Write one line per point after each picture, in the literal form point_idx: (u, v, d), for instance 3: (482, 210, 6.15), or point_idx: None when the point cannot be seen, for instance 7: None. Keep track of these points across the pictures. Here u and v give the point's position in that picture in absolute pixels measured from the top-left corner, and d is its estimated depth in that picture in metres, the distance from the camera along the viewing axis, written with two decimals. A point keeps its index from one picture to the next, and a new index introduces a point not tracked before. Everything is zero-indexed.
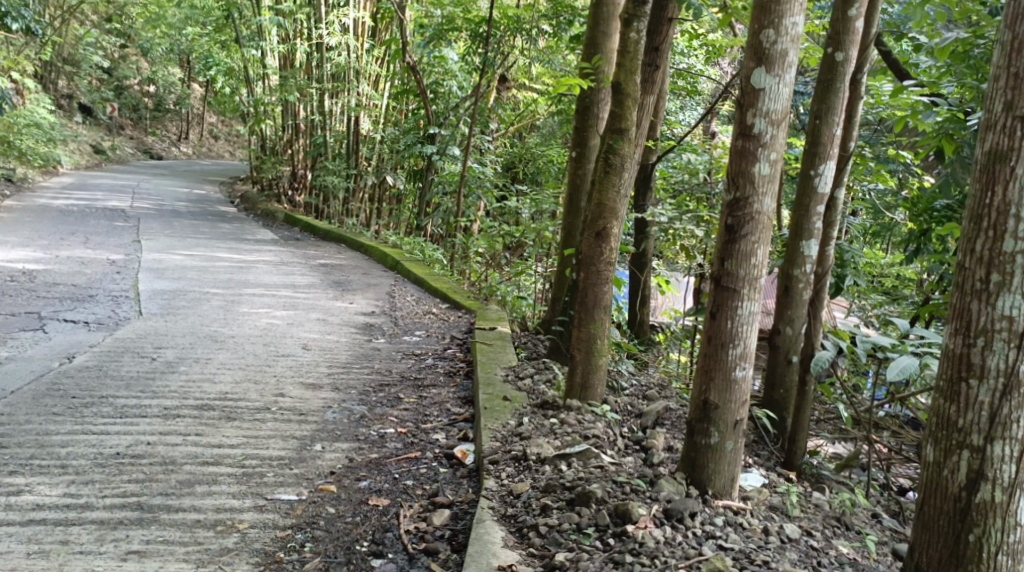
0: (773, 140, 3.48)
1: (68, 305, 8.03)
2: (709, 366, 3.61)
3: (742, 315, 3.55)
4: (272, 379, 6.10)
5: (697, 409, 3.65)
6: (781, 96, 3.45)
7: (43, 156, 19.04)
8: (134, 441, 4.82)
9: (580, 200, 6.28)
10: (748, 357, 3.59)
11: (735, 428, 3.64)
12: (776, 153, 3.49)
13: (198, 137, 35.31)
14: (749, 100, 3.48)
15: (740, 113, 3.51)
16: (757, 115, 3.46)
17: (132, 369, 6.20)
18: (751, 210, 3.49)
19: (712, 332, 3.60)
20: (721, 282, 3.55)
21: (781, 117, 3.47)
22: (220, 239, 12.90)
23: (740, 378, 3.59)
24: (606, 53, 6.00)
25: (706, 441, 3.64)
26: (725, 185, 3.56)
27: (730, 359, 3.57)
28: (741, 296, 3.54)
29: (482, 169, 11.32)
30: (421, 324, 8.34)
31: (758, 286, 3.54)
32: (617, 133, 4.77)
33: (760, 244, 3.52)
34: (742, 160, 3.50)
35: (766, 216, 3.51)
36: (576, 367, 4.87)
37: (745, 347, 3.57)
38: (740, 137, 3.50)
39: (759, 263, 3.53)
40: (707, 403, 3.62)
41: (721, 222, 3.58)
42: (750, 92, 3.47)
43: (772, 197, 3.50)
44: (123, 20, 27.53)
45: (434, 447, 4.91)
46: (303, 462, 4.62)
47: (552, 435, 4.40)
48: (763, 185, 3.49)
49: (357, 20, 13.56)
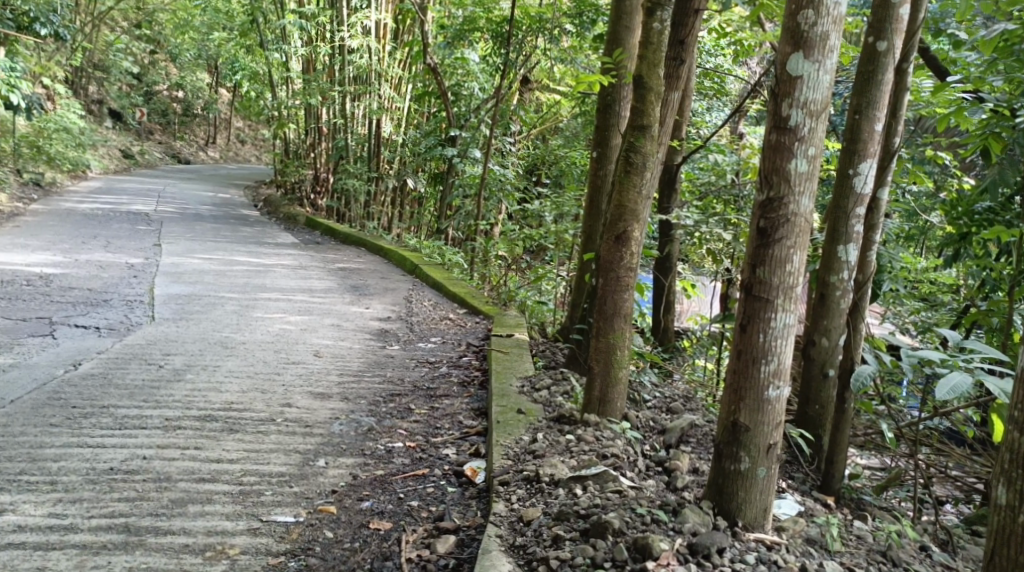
0: (811, 134, 3.16)
1: (80, 309, 7.85)
2: (738, 384, 3.29)
3: (776, 327, 3.23)
4: (279, 388, 5.83)
5: (725, 431, 3.34)
6: (820, 85, 3.14)
7: (72, 160, 19.04)
8: (130, 455, 4.49)
9: (601, 202, 5.98)
10: (782, 374, 3.28)
11: (769, 452, 3.32)
12: (815, 148, 3.18)
13: (225, 141, 35.29)
14: (784, 89, 3.17)
15: (774, 103, 3.20)
16: (793, 106, 3.15)
17: (137, 377, 5.91)
18: (786, 212, 3.19)
19: (742, 346, 3.29)
20: (752, 292, 3.24)
21: (820, 108, 3.15)
22: (240, 243, 12.71)
23: (773, 398, 3.28)
24: (629, 47, 5.69)
25: (735, 467, 3.34)
26: (758, 184, 3.25)
27: (762, 377, 3.26)
28: (775, 307, 3.23)
29: (503, 171, 11.01)
30: (436, 330, 8.07)
31: (793, 296, 3.23)
32: (638, 130, 4.45)
33: (797, 249, 3.21)
34: (776, 156, 3.19)
35: (803, 218, 3.20)
36: (594, 380, 4.56)
37: (779, 363, 3.26)
38: (774, 129, 3.19)
39: (794, 269, 3.22)
40: (736, 425, 3.31)
41: (752, 225, 3.27)
42: (786, 80, 3.16)
43: (810, 197, 3.20)
44: (152, 25, 27.58)
45: (443, 463, 4.64)
46: (304, 479, 4.35)
47: (568, 453, 4.10)
48: (800, 182, 3.18)
49: (380, 22, 13.33)
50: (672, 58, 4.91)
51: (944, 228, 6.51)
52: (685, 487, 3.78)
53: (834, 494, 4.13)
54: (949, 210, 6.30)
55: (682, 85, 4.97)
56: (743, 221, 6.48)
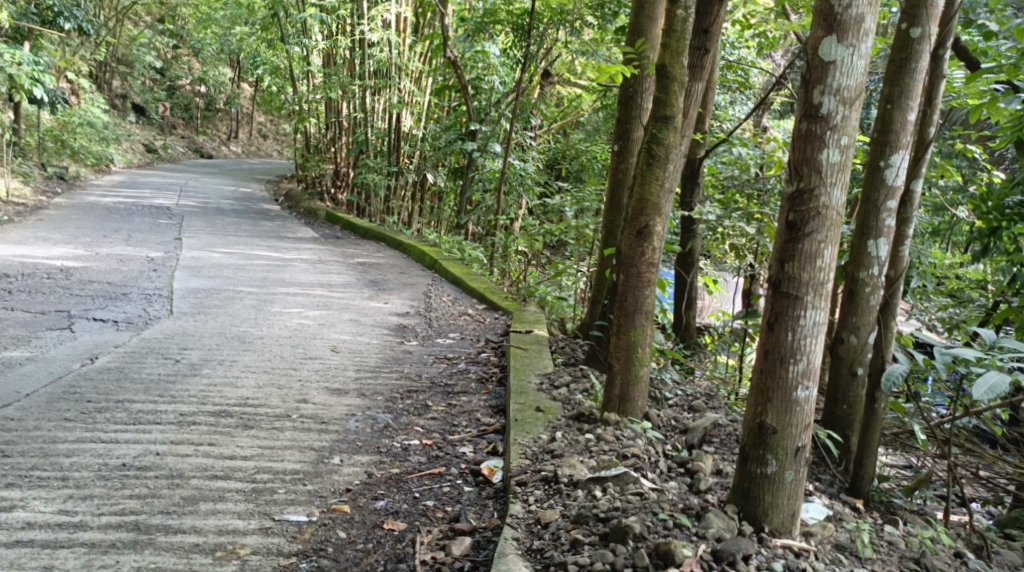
0: (844, 122, 3.03)
1: (99, 302, 7.82)
2: (765, 385, 3.17)
3: (805, 325, 3.11)
4: (295, 383, 5.76)
5: (751, 433, 3.23)
6: (855, 70, 3.02)
7: (95, 155, 19.10)
8: (143, 451, 4.42)
9: (622, 196, 5.87)
10: (811, 375, 3.16)
11: (797, 456, 3.21)
12: (848, 137, 3.05)
13: (247, 136, 35.33)
14: (816, 75, 3.04)
15: (805, 91, 3.07)
16: (826, 93, 3.03)
17: (153, 371, 5.85)
18: (817, 204, 3.07)
19: (769, 345, 3.17)
20: (781, 288, 3.12)
21: (854, 95, 3.03)
22: (260, 237, 12.66)
23: (802, 399, 3.16)
24: (652, 38, 5.58)
25: (762, 471, 3.22)
26: (787, 175, 3.13)
27: (790, 377, 3.14)
28: (804, 304, 3.11)
29: (523, 166, 10.91)
30: (455, 326, 7.97)
31: (823, 292, 3.11)
32: (661, 121, 4.33)
33: (828, 243, 3.09)
34: (807, 146, 3.06)
35: (834, 211, 3.07)
36: (614, 378, 4.45)
37: (808, 363, 3.14)
38: (805, 118, 3.07)
39: (825, 265, 3.10)
40: (763, 427, 3.19)
41: (781, 219, 3.15)
42: (818, 66, 3.03)
43: (842, 189, 3.07)
44: (174, 20, 27.60)
45: (460, 462, 4.54)
46: (317, 477, 4.27)
47: (588, 454, 4.00)
48: (832, 174, 3.06)
49: (400, 16, 13.24)
50: (696, 47, 4.84)
51: (974, 224, 6.37)
52: (709, 490, 3.66)
53: (863, 497, 4.00)
54: (978, 204, 6.15)
55: (706, 77, 4.86)
56: (767, 215, 6.36)
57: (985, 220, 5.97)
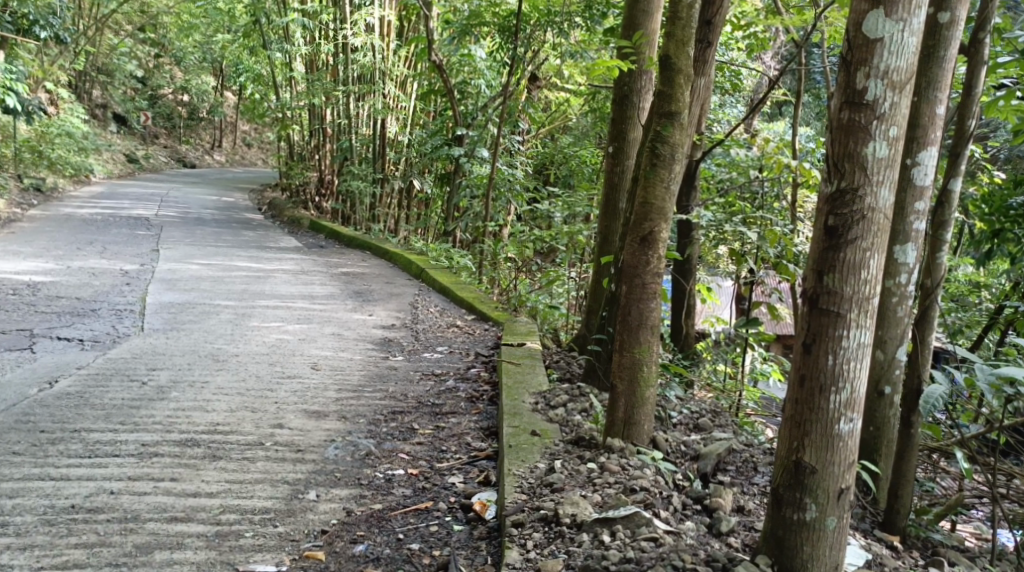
0: (893, 111, 2.66)
1: (65, 320, 7.37)
2: (802, 416, 2.80)
3: (849, 347, 2.74)
4: (271, 406, 5.33)
5: (786, 472, 2.85)
6: (906, 50, 2.65)
7: (75, 165, 18.58)
8: (96, 489, 3.99)
9: (619, 201, 5.54)
10: (856, 405, 2.78)
11: (840, 498, 2.83)
12: (897, 127, 2.68)
13: (231, 145, 34.77)
14: (860, 55, 2.68)
15: (846, 74, 2.71)
16: (871, 75, 2.66)
17: (118, 395, 5.42)
18: (861, 207, 2.69)
19: (807, 370, 2.79)
20: (819, 305, 2.75)
21: (903, 79, 2.66)
22: (241, 248, 12.21)
23: (845, 433, 2.78)
24: (649, 30, 5.21)
25: (799, 516, 2.84)
26: (825, 173, 2.75)
27: (831, 408, 2.77)
28: (846, 322, 2.74)
29: (511, 171, 10.50)
30: (444, 339, 7.55)
31: (868, 309, 2.74)
32: (666, 117, 3.94)
33: (874, 251, 2.71)
34: (849, 139, 2.69)
35: (882, 214, 2.70)
36: (617, 400, 4.05)
37: (852, 392, 2.77)
38: (847, 105, 2.70)
39: (871, 276, 2.72)
40: (801, 465, 2.82)
41: (818, 224, 2.78)
42: (861, 45, 2.67)
43: (891, 188, 2.70)
44: (156, 29, 27.11)
45: (449, 495, 4.13)
46: (290, 516, 3.86)
47: (591, 487, 3.61)
48: (879, 171, 2.69)
49: (383, 20, 12.84)
50: (699, 40, 4.84)
51: (976, 224, 6.01)
52: (731, 532, 3.31)
53: (899, 533, 3.70)
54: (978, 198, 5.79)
55: (709, 71, 4.89)
56: (767, 220, 5.99)
57: (988, 222, 5.65)
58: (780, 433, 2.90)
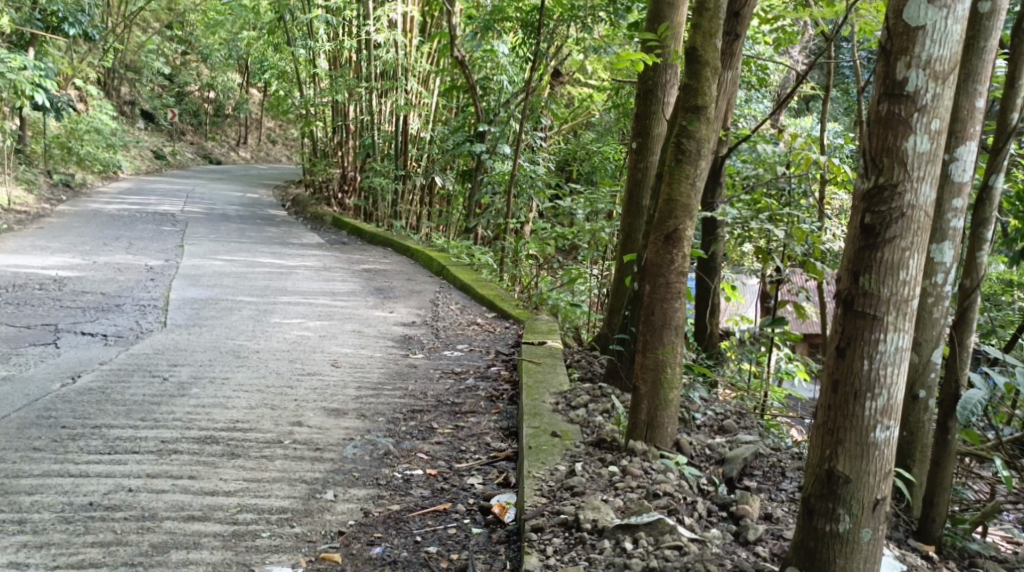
0: (935, 102, 2.55)
1: (89, 315, 7.35)
2: (835, 424, 2.70)
3: (885, 352, 2.63)
4: (291, 404, 5.27)
5: (818, 482, 2.75)
6: (949, 38, 2.53)
7: (103, 161, 18.70)
8: (114, 487, 3.94)
9: (643, 197, 5.46)
10: (892, 412, 2.67)
11: (875, 510, 2.72)
12: (939, 120, 2.56)
13: (256, 142, 34.90)
14: (900, 44, 2.57)
15: (886, 64, 2.60)
16: (912, 65, 2.55)
17: (138, 391, 5.36)
18: (900, 204, 2.58)
19: (840, 375, 2.68)
20: (854, 307, 2.64)
21: (946, 69, 2.54)
22: (264, 244, 12.19)
23: (881, 442, 2.67)
24: (674, 23, 5.12)
25: (832, 528, 2.74)
26: (862, 168, 2.65)
27: (867, 415, 2.66)
28: (883, 326, 2.63)
29: (533, 168, 10.40)
30: (464, 337, 7.47)
31: (906, 311, 2.62)
32: (692, 111, 3.83)
33: (914, 251, 2.60)
34: (887, 132, 2.58)
35: (923, 212, 2.59)
36: (640, 402, 3.95)
37: (889, 399, 2.66)
38: (885, 97, 2.59)
39: (910, 277, 2.60)
40: (833, 475, 2.72)
41: (855, 221, 2.67)
42: (902, 33, 2.56)
43: (932, 184, 2.59)
44: (183, 27, 27.24)
45: (468, 496, 4.05)
46: (307, 516, 3.79)
47: (613, 491, 3.51)
48: (921, 166, 2.57)
49: (407, 16, 12.77)
50: (727, 33, 4.76)
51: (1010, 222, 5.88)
52: (758, 540, 3.21)
53: (934, 542, 3.58)
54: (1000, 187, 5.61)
55: (738, 64, 4.82)
56: (793, 217, 5.87)
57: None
58: (812, 441, 2.80)
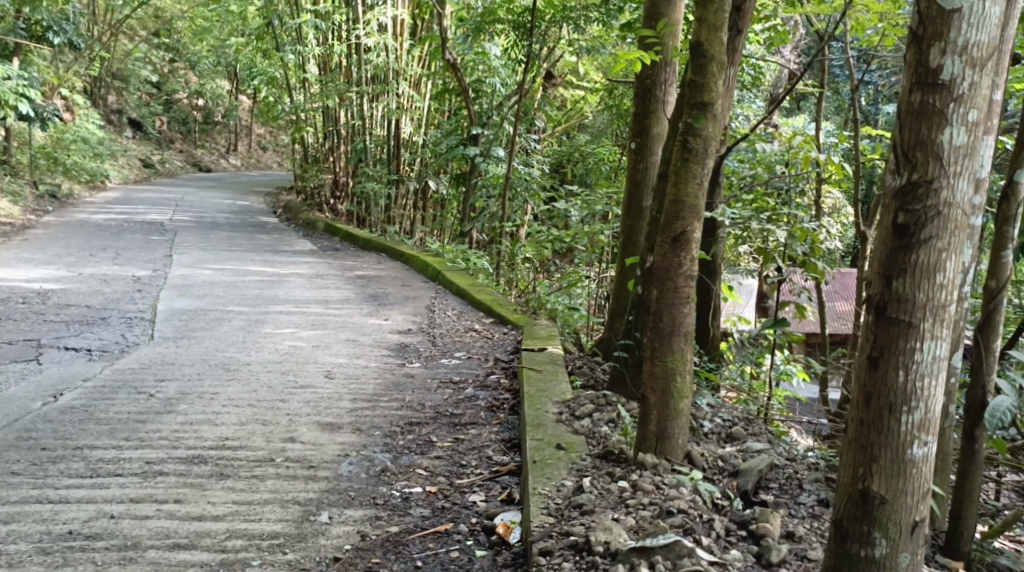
0: (972, 92, 2.41)
1: (74, 329, 7.16)
2: (869, 440, 2.57)
3: (922, 361, 2.50)
4: (283, 419, 5.08)
5: (851, 502, 2.64)
6: (985, 23, 2.40)
7: (91, 170, 18.47)
8: (95, 514, 3.75)
9: (644, 198, 5.30)
10: (929, 427, 2.55)
11: (913, 531, 2.62)
12: (977, 111, 2.42)
13: (247, 148, 34.69)
14: (934, 29, 2.43)
15: (918, 50, 2.45)
16: (947, 51, 2.40)
17: (124, 408, 5.17)
18: (936, 201, 2.44)
19: (873, 388, 2.56)
20: (887, 313, 2.51)
21: (983, 55, 2.40)
22: (255, 252, 12.01)
23: (918, 459, 2.56)
24: (673, 18, 4.98)
25: (867, 551, 2.63)
26: (893, 162, 2.51)
27: (903, 430, 2.53)
28: (919, 333, 2.49)
29: (528, 170, 10.21)
30: (461, 344, 7.29)
31: (944, 318, 2.49)
32: (698, 108, 3.66)
33: (951, 252, 2.46)
34: (922, 124, 2.44)
35: (960, 210, 2.45)
36: (649, 413, 3.78)
37: (926, 412, 2.53)
38: (918, 86, 2.45)
39: (947, 281, 2.47)
40: (868, 494, 2.60)
41: (886, 221, 2.54)
42: (934, 16, 2.42)
43: (969, 179, 2.45)
44: (170, 34, 27.03)
45: (470, 515, 3.87)
46: (300, 541, 3.61)
47: (624, 509, 3.36)
48: (956, 160, 2.43)
49: (396, 19, 12.58)
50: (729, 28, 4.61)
51: None
52: (782, 562, 3.06)
53: (963, 558, 3.42)
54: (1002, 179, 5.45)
55: (740, 58, 4.66)
56: (795, 216, 5.71)
57: None
58: (843, 457, 2.68)
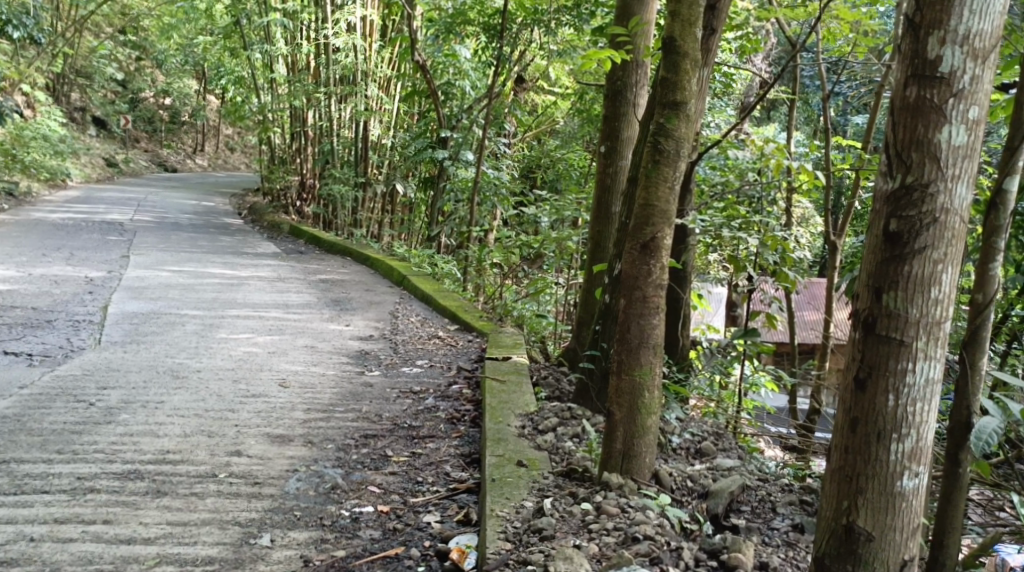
0: (972, 86, 2.32)
1: (16, 332, 6.82)
2: (856, 469, 2.46)
3: (913, 383, 2.39)
4: (230, 430, 4.81)
5: (834, 538, 2.51)
6: (989, 12, 2.31)
7: (50, 168, 17.97)
8: (13, 536, 3.46)
9: (613, 203, 5.10)
10: (920, 457, 2.43)
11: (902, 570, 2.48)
12: (976, 108, 2.33)
13: (214, 149, 34.20)
14: (931, 18, 2.34)
15: (914, 42, 2.37)
16: (946, 42, 2.32)
17: (60, 418, 4.88)
18: (931, 206, 2.34)
19: (861, 412, 2.44)
20: (877, 330, 2.40)
21: (983, 48, 2.32)
22: (216, 254, 11.67)
23: (908, 491, 2.44)
24: (645, 18, 4.78)
25: None
26: (885, 163, 2.41)
27: (892, 459, 2.42)
28: (911, 352, 2.38)
29: (497, 175, 9.97)
30: (424, 351, 7.04)
31: (937, 335, 2.38)
32: (670, 108, 3.45)
33: (946, 263, 2.36)
34: (918, 121, 2.35)
35: (957, 218, 2.35)
36: (614, 430, 3.56)
37: (917, 441, 2.42)
38: (914, 80, 2.36)
39: (941, 296, 2.36)
40: (853, 530, 2.47)
41: (877, 228, 2.43)
42: (933, 4, 2.33)
43: (967, 182, 2.35)
44: (137, 32, 26.54)
45: (423, 538, 3.63)
46: (237, 567, 3.35)
47: (586, 535, 3.14)
48: (955, 162, 2.33)
49: (365, 19, 12.29)
50: (703, 28, 4.44)
51: None
52: None
53: None
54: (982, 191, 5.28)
55: (713, 61, 4.47)
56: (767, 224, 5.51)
57: None
58: (826, 488, 2.56)
